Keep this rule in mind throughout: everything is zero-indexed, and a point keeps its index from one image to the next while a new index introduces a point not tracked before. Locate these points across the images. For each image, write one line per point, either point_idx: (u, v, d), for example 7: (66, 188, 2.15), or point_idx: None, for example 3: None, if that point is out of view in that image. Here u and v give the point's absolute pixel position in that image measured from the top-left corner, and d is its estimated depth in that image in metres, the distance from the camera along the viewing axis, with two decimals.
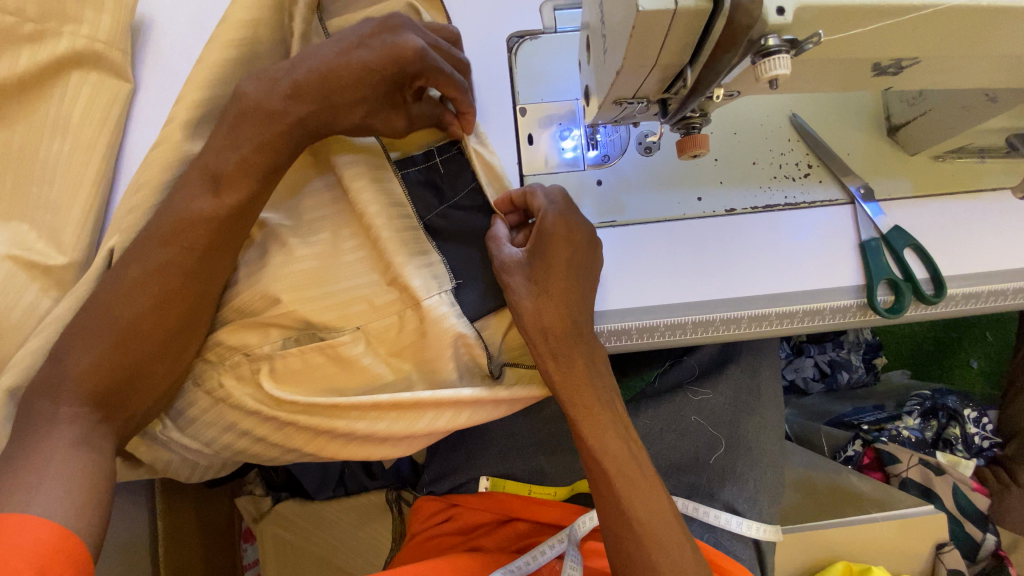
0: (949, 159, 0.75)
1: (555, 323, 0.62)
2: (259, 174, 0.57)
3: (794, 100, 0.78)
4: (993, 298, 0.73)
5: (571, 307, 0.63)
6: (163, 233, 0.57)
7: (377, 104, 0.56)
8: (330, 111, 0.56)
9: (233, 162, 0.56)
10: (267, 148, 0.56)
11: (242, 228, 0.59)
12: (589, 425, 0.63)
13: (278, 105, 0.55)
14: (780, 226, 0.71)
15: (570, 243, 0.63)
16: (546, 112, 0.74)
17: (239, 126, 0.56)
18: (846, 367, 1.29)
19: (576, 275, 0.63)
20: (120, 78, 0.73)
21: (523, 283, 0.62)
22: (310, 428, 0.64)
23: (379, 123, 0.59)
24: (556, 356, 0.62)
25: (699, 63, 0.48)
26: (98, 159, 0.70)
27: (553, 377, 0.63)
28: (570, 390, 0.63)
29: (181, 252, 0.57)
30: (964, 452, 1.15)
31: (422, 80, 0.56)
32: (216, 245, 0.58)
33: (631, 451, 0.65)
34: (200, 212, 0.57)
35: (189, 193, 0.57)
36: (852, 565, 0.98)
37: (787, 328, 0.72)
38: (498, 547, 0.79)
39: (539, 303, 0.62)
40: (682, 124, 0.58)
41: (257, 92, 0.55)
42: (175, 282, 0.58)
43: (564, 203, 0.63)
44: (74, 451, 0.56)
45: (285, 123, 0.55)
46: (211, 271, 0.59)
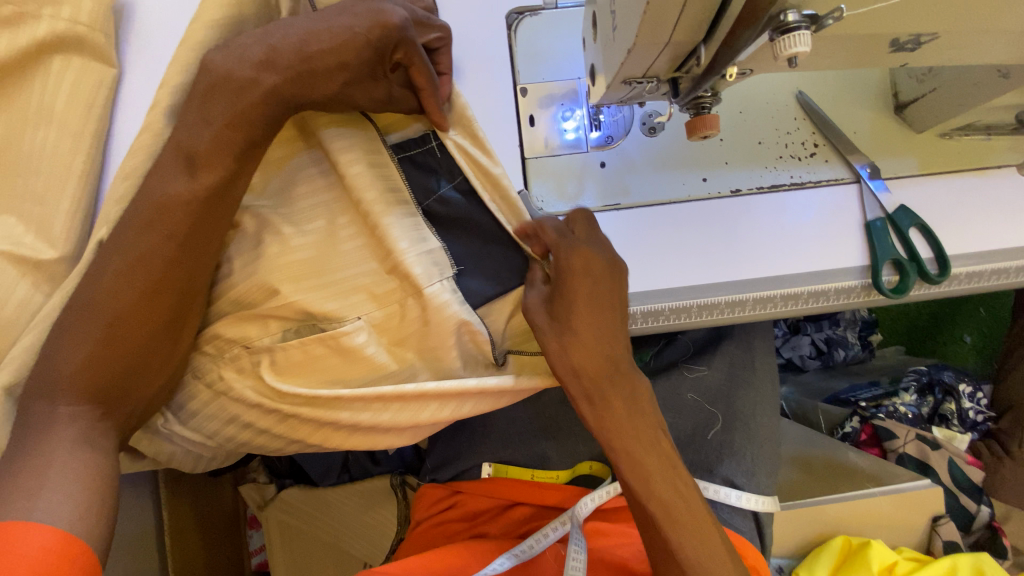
0: (955, 136, 0.73)
1: (586, 365, 0.60)
2: (234, 153, 0.54)
3: (798, 77, 0.77)
4: (997, 276, 0.73)
5: (602, 345, 0.61)
6: (142, 219, 0.55)
7: (361, 74, 0.54)
8: (308, 78, 0.53)
9: (207, 140, 0.52)
10: (242, 122, 0.52)
11: (225, 209, 0.57)
12: (632, 468, 0.61)
13: (251, 75, 0.52)
14: (785, 206, 0.70)
15: (593, 276, 0.60)
16: (549, 91, 0.72)
17: (212, 99, 0.52)
18: (842, 345, 1.29)
19: (602, 308, 0.61)
20: (104, 62, 0.70)
21: (550, 326, 0.60)
22: (313, 419, 0.64)
23: (358, 92, 0.56)
24: (591, 399, 0.61)
25: (714, 41, 0.47)
26: (84, 148, 0.68)
27: (589, 418, 0.62)
28: (612, 433, 0.61)
29: (161, 239, 0.55)
30: (959, 427, 1.18)
31: (401, 53, 0.55)
32: (198, 229, 0.55)
33: (677, 487, 0.61)
34: (180, 196, 0.54)
35: (166, 174, 0.54)
36: (851, 539, 1.00)
37: (792, 310, 0.72)
38: (503, 532, 0.79)
39: (567, 346, 0.60)
40: (692, 104, 0.57)
41: (227, 61, 0.52)
42: (157, 271, 0.55)
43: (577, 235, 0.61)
44: (74, 451, 0.55)
45: (259, 94, 0.52)
46: (195, 258, 0.57)
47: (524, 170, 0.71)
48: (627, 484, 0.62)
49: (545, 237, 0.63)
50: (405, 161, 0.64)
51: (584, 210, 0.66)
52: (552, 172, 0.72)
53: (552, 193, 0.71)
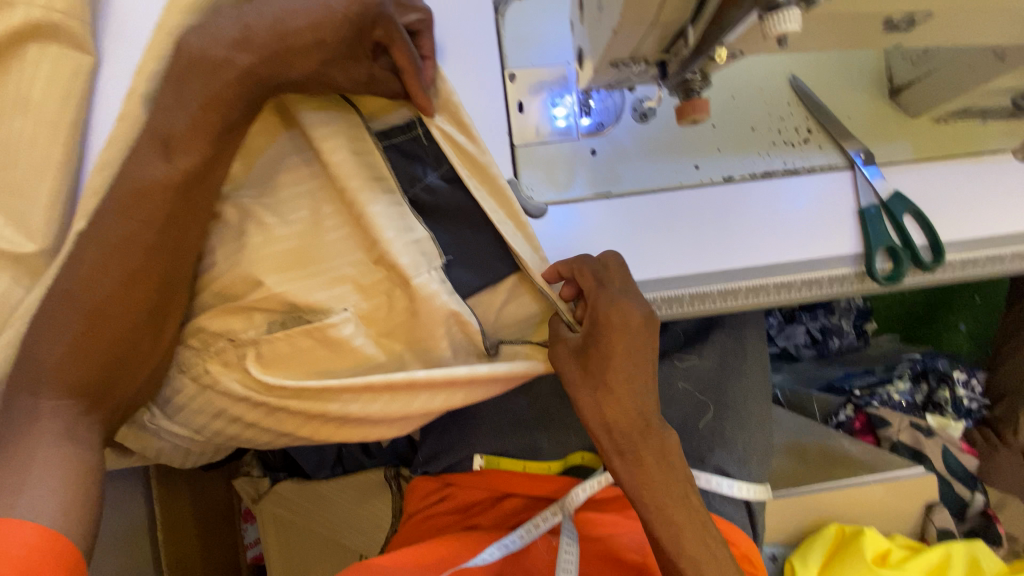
0: (950, 121, 0.73)
1: (620, 420, 0.62)
2: (212, 134, 0.54)
3: (792, 62, 0.76)
4: (990, 264, 0.73)
5: (634, 399, 0.62)
6: (119, 205, 0.54)
7: (338, 52, 0.54)
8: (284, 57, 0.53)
9: (184, 123, 0.53)
10: (216, 104, 0.53)
11: (206, 194, 0.57)
12: (661, 523, 0.62)
13: (225, 54, 0.52)
14: (779, 192, 0.69)
15: (628, 332, 0.61)
16: (538, 77, 0.70)
17: (187, 82, 0.53)
18: (837, 334, 1.29)
19: (636, 364, 0.62)
20: (81, 51, 0.66)
21: (582, 378, 0.62)
22: (301, 412, 0.63)
23: (337, 72, 0.56)
24: (622, 451, 0.63)
25: (701, 20, 0.46)
26: (63, 139, 0.65)
27: (619, 471, 0.63)
28: (639, 486, 0.62)
29: (140, 225, 0.54)
30: (953, 414, 1.18)
31: (381, 30, 0.54)
32: (178, 214, 0.55)
33: (706, 545, 0.61)
34: (155, 179, 0.54)
35: (142, 159, 0.54)
36: (844, 526, 1.00)
37: (785, 299, 0.72)
38: (494, 524, 0.79)
39: (599, 400, 0.62)
40: (681, 87, 0.56)
41: (201, 41, 0.52)
42: (138, 257, 0.55)
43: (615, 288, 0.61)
44: (57, 446, 0.55)
45: (233, 72, 0.52)
46: (176, 245, 0.56)
47: (513, 159, 0.70)
48: (647, 521, 0.63)
49: (581, 280, 0.62)
50: (390, 149, 0.63)
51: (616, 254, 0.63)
52: (542, 160, 0.71)
53: (542, 181, 0.70)
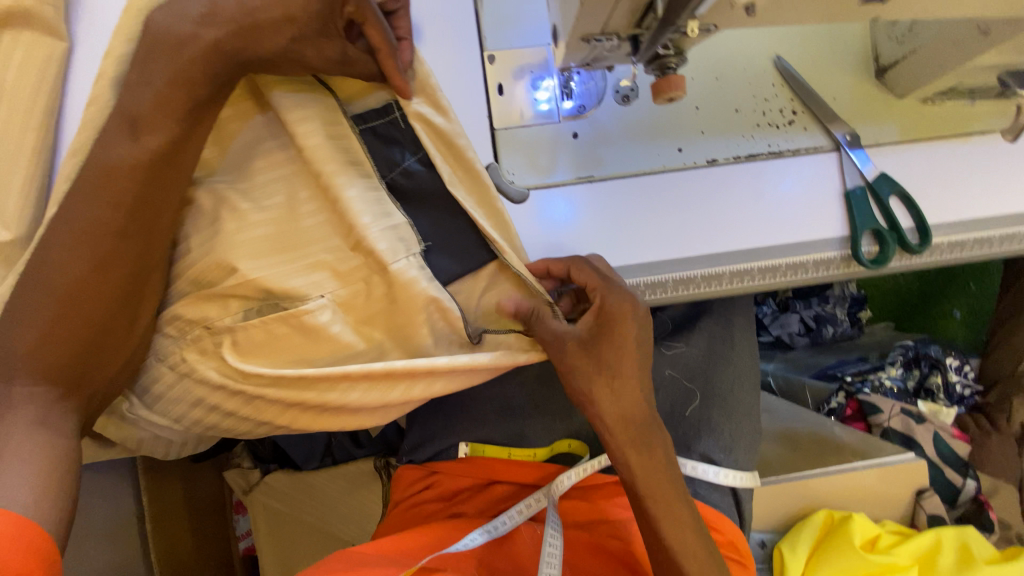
0: (938, 102, 0.71)
1: (632, 410, 0.65)
2: (180, 115, 0.53)
3: (776, 42, 0.75)
4: (978, 247, 0.72)
5: (641, 389, 0.65)
6: (86, 188, 0.53)
7: (310, 30, 0.53)
8: (252, 34, 0.52)
9: (150, 102, 0.52)
10: (182, 81, 0.52)
11: (178, 177, 0.56)
12: (668, 519, 0.64)
13: (190, 30, 0.51)
14: (764, 175, 0.68)
15: (636, 323, 0.64)
16: (518, 60, 0.69)
17: (153, 60, 0.52)
18: (831, 323, 1.28)
19: (639, 352, 0.65)
20: (55, 36, 0.65)
21: (596, 373, 0.64)
22: (279, 400, 0.62)
23: (309, 50, 0.55)
24: (636, 447, 0.65)
25: None
26: (34, 124, 0.64)
27: (632, 466, 0.65)
28: (650, 480, 0.64)
29: (108, 209, 0.54)
30: (945, 401, 1.17)
31: (352, 7, 0.53)
32: (148, 197, 0.55)
33: (705, 543, 0.64)
34: (124, 162, 0.53)
35: (109, 141, 0.53)
36: (834, 513, 1.00)
37: (771, 283, 0.72)
38: (478, 510, 0.78)
39: (615, 395, 0.64)
40: (656, 65, 0.56)
41: (168, 18, 0.52)
42: (107, 242, 0.54)
43: (617, 279, 0.63)
44: (31, 433, 0.54)
45: (198, 49, 0.51)
46: (147, 230, 0.56)
47: (495, 144, 0.68)
48: (646, 510, 0.64)
49: (577, 277, 0.62)
50: (366, 133, 0.62)
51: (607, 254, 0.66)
52: (523, 144, 0.69)
53: (524, 166, 0.69)
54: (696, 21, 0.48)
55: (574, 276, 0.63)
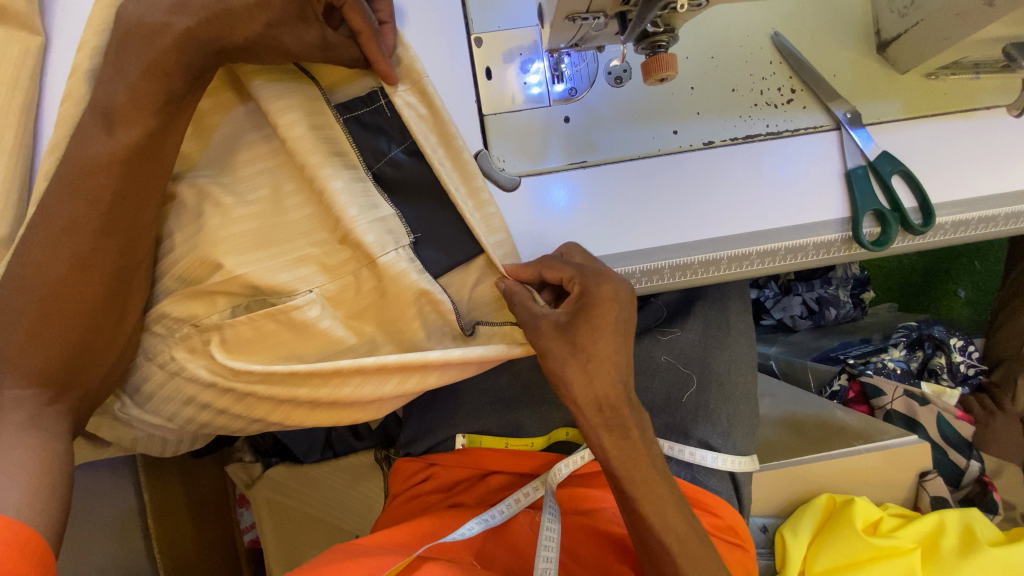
0: (942, 76, 0.69)
1: (606, 392, 0.61)
2: (155, 107, 0.52)
3: (774, 18, 0.72)
4: (983, 225, 0.69)
5: (620, 373, 0.61)
6: (64, 185, 0.52)
7: (286, 14, 0.51)
8: (226, 20, 0.50)
9: (125, 95, 0.51)
10: (157, 71, 0.50)
11: (156, 171, 0.55)
12: (648, 500, 0.62)
13: (163, 19, 0.50)
14: (761, 157, 0.66)
15: (617, 306, 0.60)
16: (506, 42, 0.67)
17: (128, 50, 0.51)
18: (834, 304, 1.26)
19: (621, 335, 0.61)
20: (29, 31, 0.62)
21: (568, 355, 0.60)
22: (271, 397, 0.62)
23: (286, 36, 0.53)
24: (610, 427, 0.62)
25: None
26: (12, 123, 0.61)
27: (606, 447, 0.62)
28: (625, 462, 0.62)
29: (87, 206, 0.53)
30: (950, 381, 1.16)
31: None
32: (127, 192, 0.53)
33: (690, 525, 0.63)
34: (102, 157, 0.52)
35: (87, 138, 0.52)
36: (836, 496, 1.00)
37: (771, 268, 0.69)
38: (478, 501, 0.79)
39: (588, 376, 0.60)
40: (648, 44, 0.56)
41: (142, 8, 0.50)
42: (87, 241, 0.53)
43: (595, 268, 0.60)
44: (22, 436, 0.53)
45: (170, 37, 0.49)
46: (128, 226, 0.55)
47: (483, 130, 0.67)
48: (624, 490, 0.63)
49: (550, 275, 0.60)
50: (352, 122, 0.60)
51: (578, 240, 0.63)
52: (513, 130, 0.67)
53: (514, 152, 0.67)
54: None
55: (546, 274, 0.61)
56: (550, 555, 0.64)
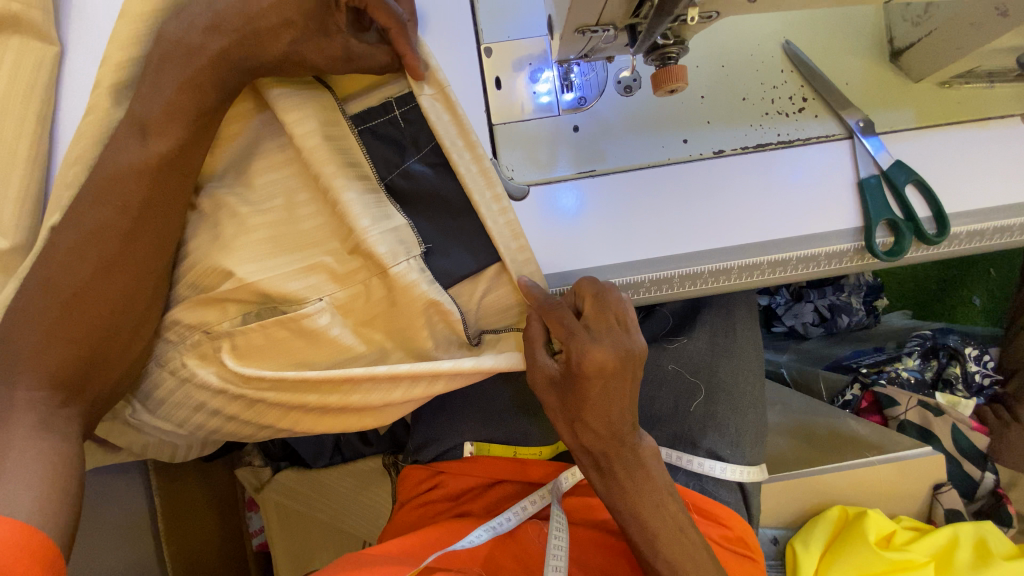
0: (956, 85, 0.68)
1: (595, 447, 0.63)
2: (188, 119, 0.53)
3: (786, 26, 0.72)
4: (997, 236, 0.68)
5: (609, 431, 0.62)
6: (93, 191, 0.54)
7: (309, 30, 0.52)
8: (254, 39, 0.52)
9: (150, 106, 0.52)
10: (189, 87, 0.52)
11: (183, 182, 0.56)
12: (638, 530, 0.64)
13: (198, 40, 0.51)
14: (772, 166, 0.66)
15: (604, 377, 0.58)
16: (515, 52, 0.68)
17: (164, 70, 0.52)
18: (846, 311, 1.25)
19: (613, 401, 0.60)
20: (46, 41, 0.63)
21: (559, 408, 0.63)
22: (281, 403, 0.62)
23: (310, 51, 0.53)
24: (600, 469, 0.65)
25: None
26: (28, 133, 0.62)
27: (597, 484, 0.67)
28: (611, 498, 0.66)
29: (115, 211, 0.54)
30: (963, 392, 1.13)
31: None
32: (149, 203, 0.54)
33: (684, 550, 0.64)
34: (126, 167, 0.53)
35: (116, 148, 0.53)
36: (847, 508, 0.98)
37: (781, 277, 0.68)
38: (486, 510, 0.78)
39: (574, 429, 0.63)
40: (657, 56, 0.57)
41: (175, 28, 0.52)
42: (106, 249, 0.54)
43: (589, 335, 0.58)
44: (34, 439, 0.54)
45: (206, 57, 0.51)
46: (149, 237, 0.56)
47: (493, 139, 0.67)
48: (617, 508, 0.65)
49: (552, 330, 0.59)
50: (366, 133, 0.61)
51: (590, 281, 0.60)
52: (521, 139, 0.68)
53: (524, 162, 0.67)
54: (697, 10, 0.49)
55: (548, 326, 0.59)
56: (559, 564, 0.64)
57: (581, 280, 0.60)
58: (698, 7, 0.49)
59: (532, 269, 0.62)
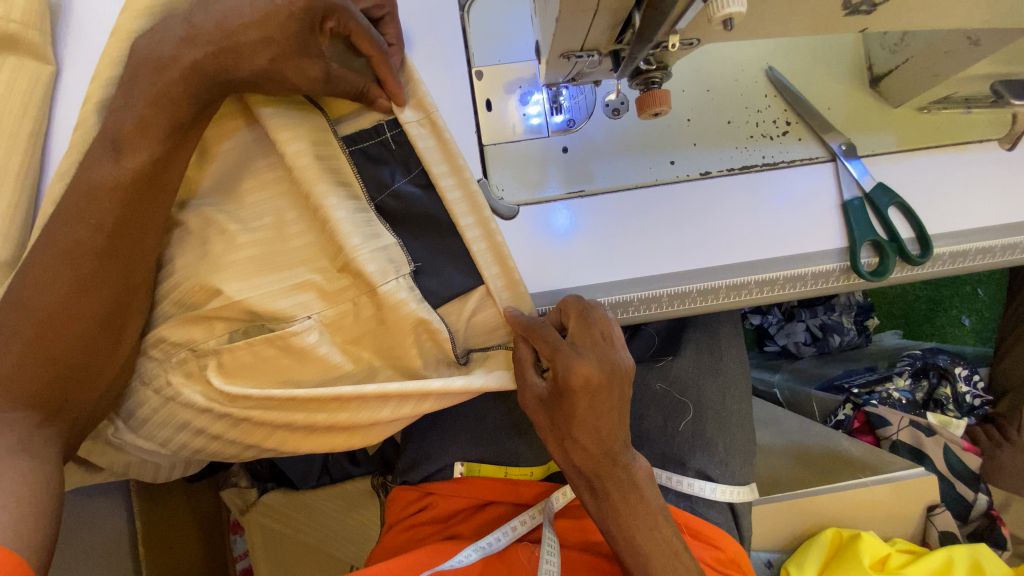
0: (934, 110, 0.70)
1: (586, 466, 0.62)
2: (159, 130, 0.53)
3: (770, 53, 0.74)
4: (982, 256, 0.69)
5: (599, 448, 0.61)
6: (70, 207, 0.53)
7: (291, 49, 0.52)
8: (231, 54, 0.52)
9: (138, 124, 0.52)
10: (165, 100, 0.52)
11: (161, 195, 0.56)
12: (630, 553, 0.63)
13: (169, 49, 0.51)
14: (759, 187, 0.67)
15: (591, 391, 0.58)
16: (506, 75, 0.69)
17: (136, 78, 0.52)
18: (837, 331, 1.26)
19: (602, 418, 0.60)
20: (42, 61, 0.64)
21: (550, 428, 0.62)
22: (267, 422, 0.62)
23: (290, 70, 0.54)
24: (592, 490, 0.64)
25: (643, 5, 0.47)
26: (20, 150, 0.62)
27: (590, 506, 0.65)
28: (605, 521, 0.65)
29: (90, 230, 0.53)
30: (955, 412, 1.14)
31: (334, 21, 0.53)
32: (128, 218, 0.54)
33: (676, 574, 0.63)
34: (104, 181, 0.53)
35: (91, 161, 0.53)
36: (842, 530, 0.97)
37: (769, 296, 0.68)
38: (475, 533, 0.77)
39: (566, 449, 0.63)
40: (641, 80, 0.58)
41: (147, 39, 0.52)
42: (87, 264, 0.54)
43: (573, 350, 0.57)
44: (10, 460, 0.53)
45: (175, 64, 0.51)
46: (128, 251, 0.55)
47: (483, 159, 0.68)
48: (611, 534, 0.64)
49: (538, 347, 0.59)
50: (357, 154, 0.61)
51: (576, 298, 0.60)
52: (512, 160, 0.69)
53: (513, 181, 0.68)
54: (677, 36, 0.50)
55: (535, 344, 0.59)
56: None
57: (567, 298, 0.61)
58: (679, 34, 0.50)
59: (517, 292, 0.63)
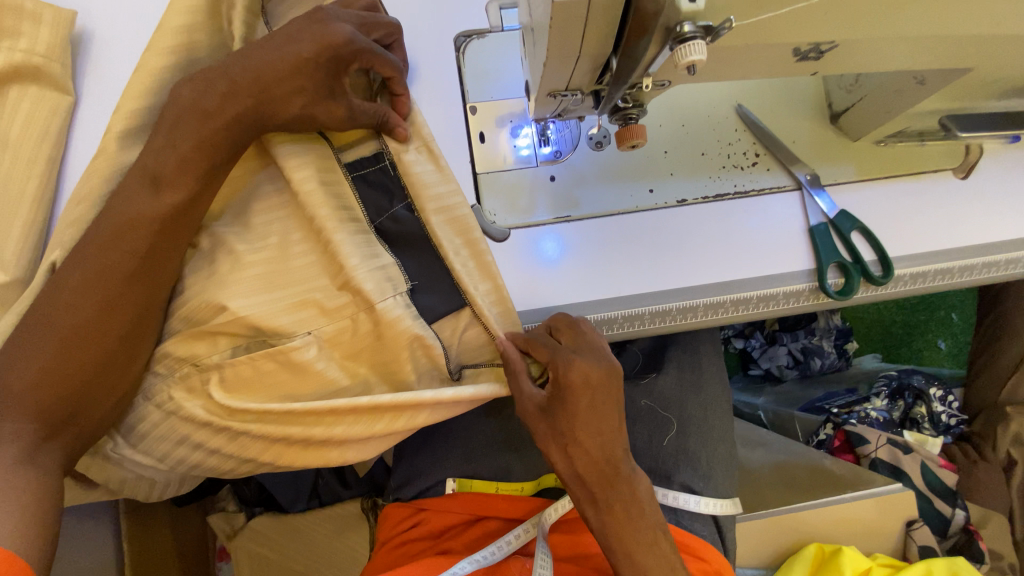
0: (889, 143, 0.77)
1: (588, 474, 0.64)
2: (200, 174, 0.57)
3: (740, 92, 0.80)
4: (939, 277, 0.74)
5: (600, 453, 0.64)
6: (103, 236, 0.57)
7: (317, 93, 0.58)
8: (271, 103, 0.57)
9: (158, 151, 0.56)
10: (183, 129, 0.56)
11: (189, 228, 0.59)
12: (630, 566, 0.65)
13: (191, 84, 0.56)
14: (732, 213, 0.72)
15: (590, 389, 0.61)
16: (497, 110, 0.75)
17: (179, 124, 0.56)
18: (818, 354, 1.32)
19: (601, 418, 0.62)
20: (61, 92, 0.68)
21: (551, 439, 0.63)
22: (265, 436, 0.64)
23: (321, 111, 0.59)
24: (594, 502, 0.66)
25: (619, 52, 0.53)
26: (37, 175, 0.66)
27: (592, 519, 0.66)
28: (607, 535, 0.66)
29: (125, 256, 0.56)
30: (930, 430, 1.20)
31: (360, 61, 0.59)
32: (158, 247, 0.58)
33: None
34: (142, 214, 0.56)
35: (129, 194, 0.57)
36: (824, 545, 0.99)
37: (742, 315, 0.73)
38: (467, 548, 0.77)
39: (568, 459, 0.64)
40: (620, 116, 0.63)
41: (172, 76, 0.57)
42: (116, 287, 0.57)
43: (571, 349, 0.61)
44: (15, 470, 0.54)
45: (196, 98, 0.56)
46: (154, 277, 0.59)
47: (476, 186, 0.73)
48: (612, 550, 0.66)
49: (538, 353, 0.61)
50: (358, 180, 0.65)
51: (565, 315, 0.66)
52: (504, 187, 0.73)
53: (504, 207, 0.73)
54: (650, 78, 0.55)
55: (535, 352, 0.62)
56: None
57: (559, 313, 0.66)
58: (651, 76, 0.56)
59: (505, 307, 0.66)
